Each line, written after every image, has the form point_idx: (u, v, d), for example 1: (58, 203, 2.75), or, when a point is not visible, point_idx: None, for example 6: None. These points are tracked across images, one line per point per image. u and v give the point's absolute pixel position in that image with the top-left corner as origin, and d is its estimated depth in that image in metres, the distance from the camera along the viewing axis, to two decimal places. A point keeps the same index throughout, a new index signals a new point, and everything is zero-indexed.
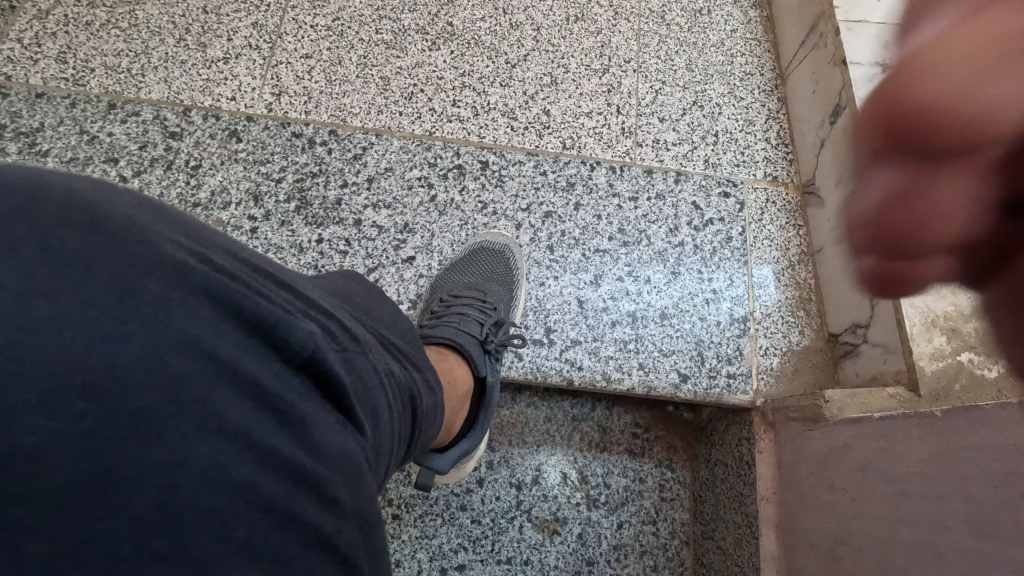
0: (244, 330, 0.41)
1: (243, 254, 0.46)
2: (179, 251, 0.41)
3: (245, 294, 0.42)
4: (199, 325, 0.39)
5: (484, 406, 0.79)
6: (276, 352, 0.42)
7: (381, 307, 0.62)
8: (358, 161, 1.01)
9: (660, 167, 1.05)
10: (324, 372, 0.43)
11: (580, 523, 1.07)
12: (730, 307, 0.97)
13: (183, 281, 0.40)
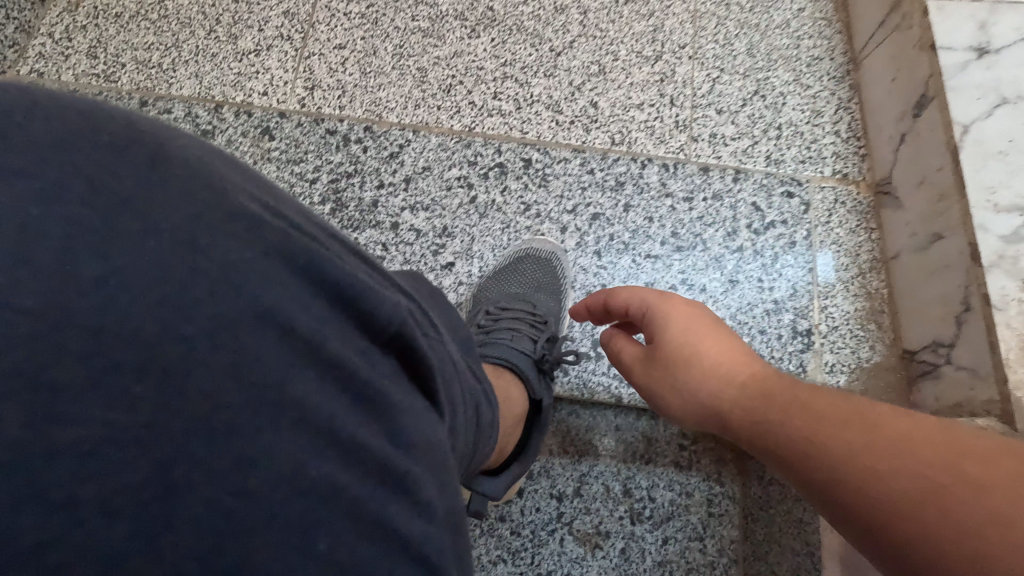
0: (325, 304, 0.35)
1: (314, 217, 0.41)
2: (252, 202, 0.36)
3: (326, 256, 0.36)
4: (279, 289, 0.33)
5: (536, 428, 0.74)
6: (360, 327, 0.36)
7: (438, 307, 0.58)
8: (395, 160, 0.95)
9: (717, 164, 0.97)
10: (412, 352, 0.39)
11: (623, 538, 1.01)
12: (793, 319, 0.90)
13: (260, 234, 0.34)
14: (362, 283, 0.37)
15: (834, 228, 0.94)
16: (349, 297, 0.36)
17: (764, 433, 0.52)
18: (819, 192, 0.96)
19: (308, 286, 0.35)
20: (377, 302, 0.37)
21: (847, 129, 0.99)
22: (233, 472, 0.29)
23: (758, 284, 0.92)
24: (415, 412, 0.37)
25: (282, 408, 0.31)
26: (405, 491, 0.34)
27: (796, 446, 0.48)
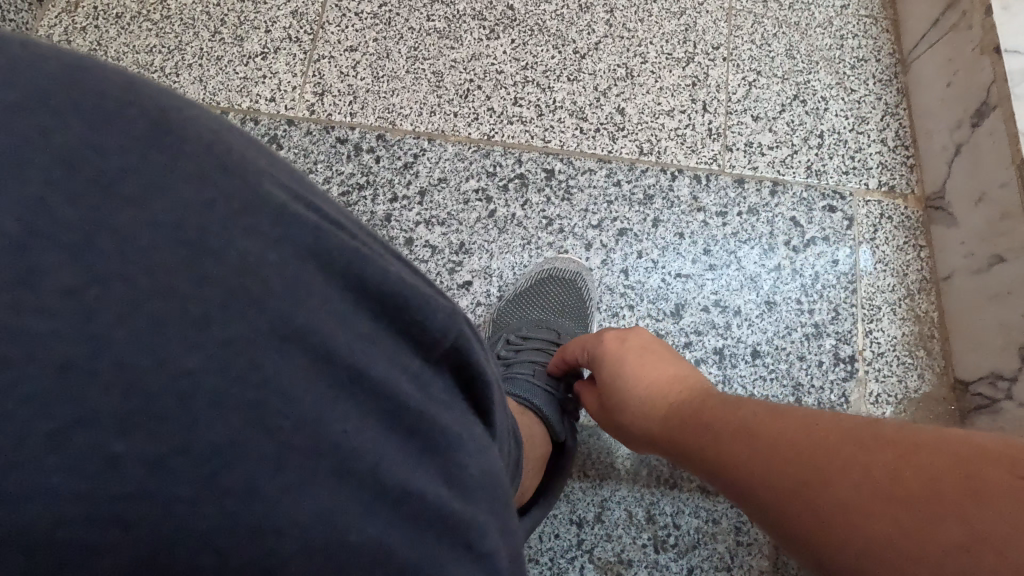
0: (375, 317, 0.31)
1: (352, 218, 0.37)
2: (281, 190, 0.31)
3: (372, 258, 0.32)
4: (320, 299, 0.29)
5: (559, 472, 0.70)
6: (412, 340, 0.32)
7: None
8: (409, 171, 0.90)
9: (753, 176, 0.91)
10: (467, 365, 0.35)
11: (646, 567, 0.96)
12: (835, 345, 0.84)
13: (295, 226, 0.30)
14: (415, 288, 0.33)
15: (879, 245, 0.88)
16: (400, 305, 0.32)
17: (722, 477, 0.50)
18: (863, 207, 0.90)
19: (353, 294, 0.30)
20: (431, 310, 0.33)
21: (894, 137, 0.92)
22: (265, 538, 0.24)
23: (797, 307, 0.85)
24: (474, 441, 0.33)
25: (325, 457, 0.26)
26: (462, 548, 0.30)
27: (755, 495, 0.46)
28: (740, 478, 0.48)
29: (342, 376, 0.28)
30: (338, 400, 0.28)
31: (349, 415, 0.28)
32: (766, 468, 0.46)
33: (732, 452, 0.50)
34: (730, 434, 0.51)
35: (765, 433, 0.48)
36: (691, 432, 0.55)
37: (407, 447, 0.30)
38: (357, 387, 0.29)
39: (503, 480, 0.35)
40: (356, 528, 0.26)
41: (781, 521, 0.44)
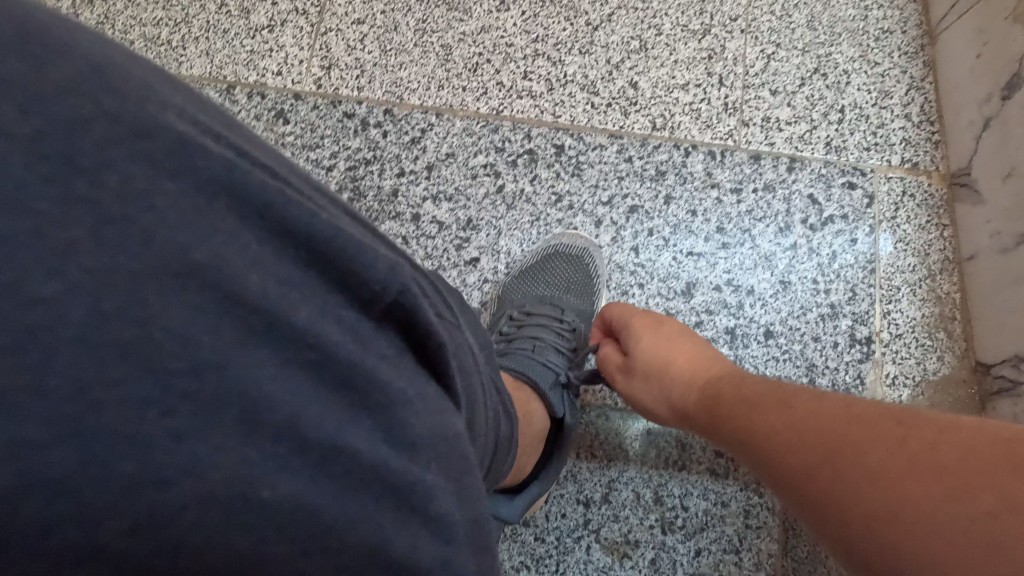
0: (303, 266, 0.29)
1: (296, 170, 0.35)
2: (181, 119, 0.29)
3: (300, 203, 0.29)
4: (231, 240, 0.27)
5: (557, 447, 0.71)
6: (349, 293, 0.30)
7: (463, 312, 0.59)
8: (417, 146, 0.89)
9: (770, 152, 0.88)
10: (418, 325, 0.32)
11: (653, 548, 0.95)
12: (850, 326, 0.82)
13: (202, 156, 0.27)
14: (352, 237, 0.30)
15: (900, 225, 0.85)
16: (333, 254, 0.29)
17: (745, 448, 0.51)
18: (885, 184, 0.86)
19: (275, 239, 0.28)
20: (371, 261, 0.30)
21: (918, 112, 0.89)
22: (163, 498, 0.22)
23: (813, 287, 0.83)
24: (423, 400, 0.31)
25: (236, 412, 0.24)
26: (398, 511, 0.28)
27: (774, 466, 0.47)
28: (762, 450, 0.49)
29: (260, 326, 0.26)
30: (254, 351, 0.26)
31: (269, 367, 0.26)
32: (794, 440, 0.46)
33: (760, 425, 0.50)
34: (761, 410, 0.51)
35: (799, 410, 0.48)
36: (720, 409, 0.56)
37: (340, 404, 0.28)
38: (279, 338, 0.27)
39: (461, 445, 0.33)
40: (273, 491, 0.25)
41: (799, 493, 0.44)
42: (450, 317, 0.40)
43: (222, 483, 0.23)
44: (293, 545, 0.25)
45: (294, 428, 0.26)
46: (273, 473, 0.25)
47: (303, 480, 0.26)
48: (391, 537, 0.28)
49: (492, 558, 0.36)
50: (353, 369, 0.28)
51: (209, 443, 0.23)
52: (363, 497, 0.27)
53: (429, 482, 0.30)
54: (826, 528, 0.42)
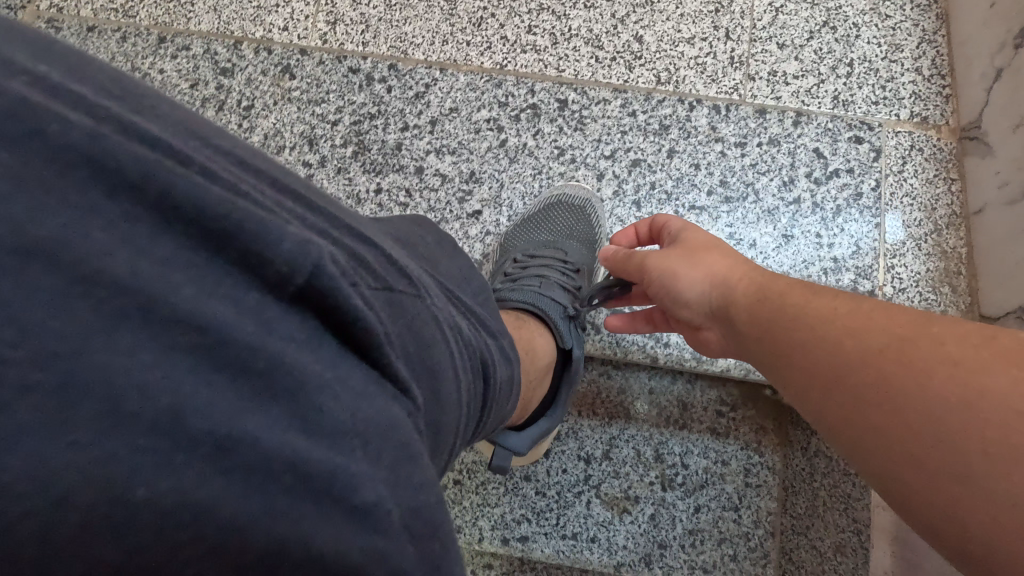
0: (192, 244, 0.29)
1: (212, 141, 0.35)
2: (31, 85, 0.28)
3: (186, 175, 0.30)
4: (94, 214, 0.27)
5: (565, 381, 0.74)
6: (251, 273, 0.30)
7: (450, 258, 0.60)
8: (420, 100, 0.89)
9: (776, 107, 0.87)
10: (337, 307, 0.32)
11: (652, 504, 0.90)
12: (853, 280, 0.81)
13: (54, 121, 0.27)
14: (250, 211, 0.30)
15: (907, 179, 0.84)
16: (227, 232, 0.29)
17: (789, 340, 0.51)
18: (893, 138, 0.85)
19: (153, 216, 0.28)
20: (275, 239, 0.30)
21: (930, 65, 0.87)
22: (0, 507, 0.22)
23: (816, 241, 0.83)
24: (342, 384, 0.31)
25: (98, 404, 0.24)
26: (319, 494, 0.28)
27: (827, 357, 0.48)
28: (809, 349, 0.49)
29: (132, 308, 0.26)
30: (123, 339, 0.26)
31: (144, 354, 0.26)
32: (857, 334, 0.47)
33: (816, 318, 0.51)
34: (817, 305, 0.52)
35: (861, 309, 0.49)
36: (764, 305, 0.55)
37: (237, 391, 0.27)
38: (158, 322, 0.27)
39: (394, 429, 0.32)
40: (151, 489, 0.24)
41: (855, 382, 0.45)
42: (406, 290, 0.40)
43: (80, 485, 0.23)
44: (178, 548, 0.25)
45: (179, 420, 0.25)
46: (151, 472, 0.24)
47: (192, 477, 0.25)
48: (309, 532, 0.27)
49: (442, 549, 0.35)
50: (253, 353, 0.28)
51: (60, 441, 0.23)
52: (303, 448, 0.28)
53: (351, 472, 0.29)
54: (882, 414, 0.43)
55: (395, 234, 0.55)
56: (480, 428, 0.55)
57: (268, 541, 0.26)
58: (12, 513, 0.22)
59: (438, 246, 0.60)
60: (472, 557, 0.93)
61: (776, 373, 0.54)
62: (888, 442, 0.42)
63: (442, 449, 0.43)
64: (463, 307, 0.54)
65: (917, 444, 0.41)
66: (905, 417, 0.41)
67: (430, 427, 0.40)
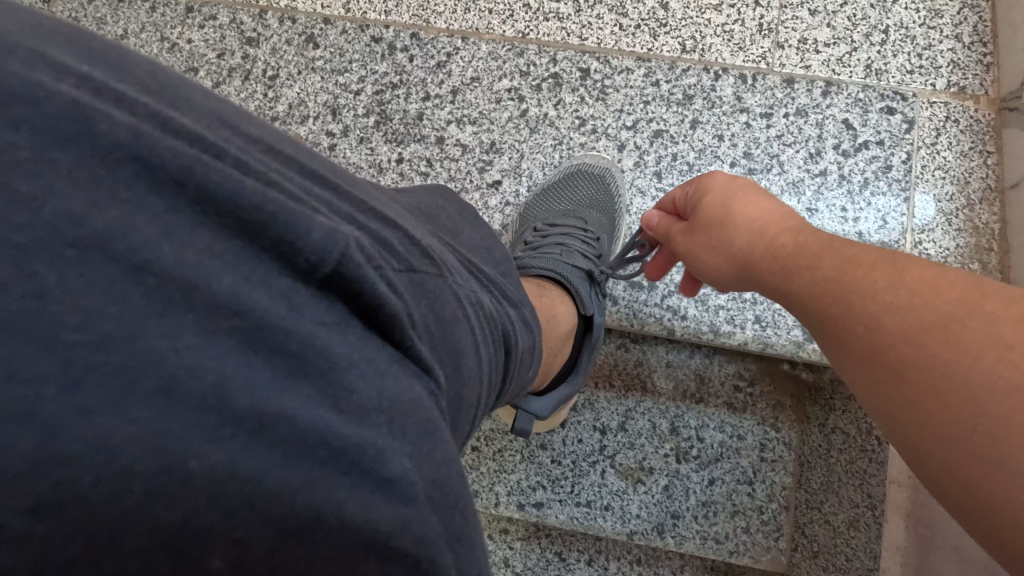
0: (228, 234, 0.30)
1: (243, 129, 0.37)
2: (80, 87, 0.30)
3: (219, 168, 0.31)
4: (141, 207, 0.28)
5: (586, 346, 0.76)
6: (283, 261, 0.31)
7: (473, 230, 0.61)
8: (442, 70, 0.89)
9: (804, 75, 0.85)
10: (361, 293, 0.33)
11: (667, 475, 0.91)
12: None
13: (101, 120, 0.29)
14: (280, 200, 0.31)
15: (939, 152, 0.81)
16: (260, 221, 0.30)
17: (824, 315, 0.47)
18: (927, 109, 0.82)
19: (194, 208, 0.29)
20: (305, 228, 0.31)
21: (970, 32, 0.83)
22: (74, 475, 0.23)
23: (842, 214, 0.81)
24: (368, 364, 0.32)
25: (155, 383, 0.25)
26: (348, 461, 0.29)
27: (868, 338, 0.43)
28: (856, 305, 0.44)
29: (177, 295, 0.27)
30: (173, 322, 0.27)
31: (188, 337, 0.27)
32: (901, 311, 0.42)
33: (852, 288, 0.45)
34: (851, 276, 0.46)
35: (897, 280, 0.43)
36: (798, 271, 0.50)
37: (273, 371, 0.29)
38: (199, 307, 0.28)
39: (418, 407, 0.34)
40: (200, 462, 0.25)
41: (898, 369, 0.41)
42: (427, 268, 0.41)
43: (142, 455, 0.24)
44: (229, 516, 0.25)
45: (223, 398, 0.27)
46: (197, 447, 0.25)
47: (238, 451, 0.26)
48: (343, 502, 0.28)
49: (462, 520, 0.36)
50: (286, 336, 0.29)
51: (126, 416, 0.24)
52: (332, 416, 0.29)
53: (380, 446, 0.30)
54: (925, 406, 0.39)
55: (419, 206, 0.55)
56: (502, 397, 0.56)
57: (307, 511, 0.27)
58: (83, 480, 0.23)
59: (461, 218, 0.61)
60: (490, 522, 0.97)
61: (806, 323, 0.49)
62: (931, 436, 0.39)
63: (463, 425, 0.44)
64: (488, 278, 0.55)
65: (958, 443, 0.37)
66: (957, 388, 0.38)
67: (450, 404, 0.41)
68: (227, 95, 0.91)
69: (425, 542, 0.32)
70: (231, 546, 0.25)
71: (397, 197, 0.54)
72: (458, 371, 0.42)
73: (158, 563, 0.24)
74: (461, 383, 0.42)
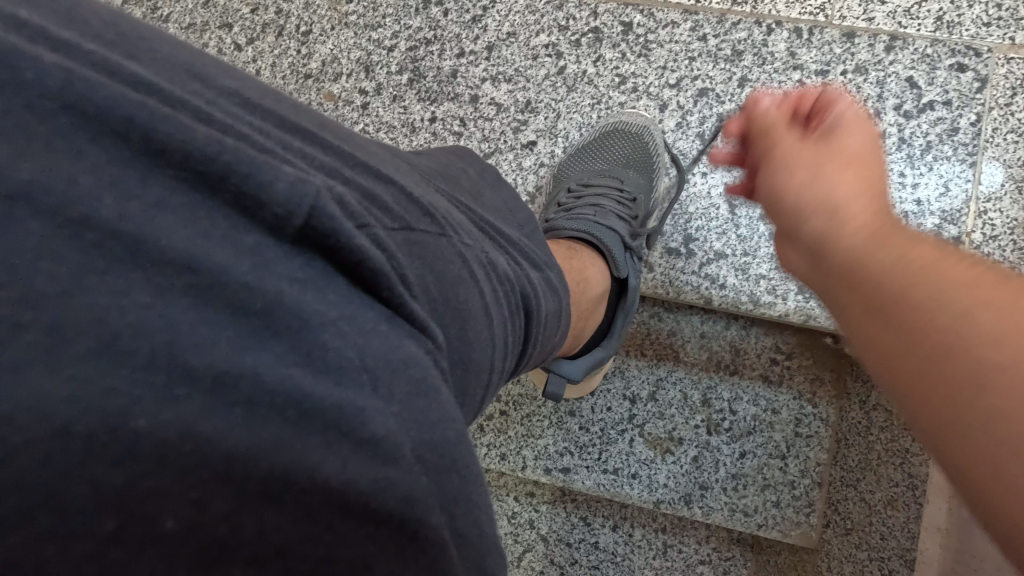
0: (185, 189, 0.29)
1: (216, 81, 0.36)
2: (16, 32, 0.30)
3: (175, 121, 0.30)
4: (82, 161, 0.28)
5: (620, 312, 0.74)
6: (252, 216, 0.30)
7: (495, 190, 0.59)
8: (477, 25, 0.86)
9: (867, 30, 0.78)
10: (341, 248, 0.32)
11: (696, 447, 0.90)
12: (937, 225, 0.75)
13: (32, 69, 0.28)
14: (240, 152, 0.31)
15: (1015, 113, 0.74)
16: (218, 174, 0.30)
17: (869, 261, 0.39)
18: (1004, 65, 0.75)
19: (142, 161, 0.29)
20: (269, 180, 0.31)
21: None
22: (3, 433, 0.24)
23: (898, 180, 0.77)
24: (348, 321, 0.31)
25: (97, 342, 0.26)
26: (315, 423, 0.28)
27: (939, 310, 0.34)
28: (892, 262, 0.38)
29: (123, 254, 0.27)
30: (117, 281, 0.27)
31: (138, 296, 0.27)
32: (942, 279, 0.35)
33: (894, 251, 0.39)
34: (909, 241, 0.39)
35: (965, 261, 0.37)
36: (858, 221, 0.42)
37: (238, 329, 0.28)
38: (153, 266, 0.28)
39: (408, 365, 0.32)
40: (151, 420, 0.25)
41: (940, 338, 0.33)
42: (426, 228, 0.40)
43: (79, 415, 0.24)
44: (181, 473, 0.25)
45: (173, 357, 0.26)
46: (146, 405, 0.25)
47: (195, 410, 0.26)
48: (314, 460, 0.28)
49: (460, 481, 0.35)
50: (251, 293, 0.29)
51: (61, 375, 0.25)
52: (298, 371, 0.29)
53: (358, 405, 0.29)
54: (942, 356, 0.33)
55: (436, 166, 0.54)
56: (526, 361, 0.54)
57: (269, 470, 0.27)
58: (13, 440, 0.24)
59: (481, 178, 0.59)
60: (516, 485, 0.98)
61: (846, 254, 0.41)
62: (932, 396, 0.33)
63: (474, 390, 0.42)
64: (506, 239, 0.53)
65: (975, 410, 0.31)
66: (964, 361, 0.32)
67: (454, 366, 0.39)
68: (262, 52, 0.90)
69: (411, 503, 0.31)
70: (188, 504, 0.25)
71: (412, 159, 0.53)
72: (464, 331, 0.40)
73: (106, 521, 0.24)
74: (468, 344, 0.40)
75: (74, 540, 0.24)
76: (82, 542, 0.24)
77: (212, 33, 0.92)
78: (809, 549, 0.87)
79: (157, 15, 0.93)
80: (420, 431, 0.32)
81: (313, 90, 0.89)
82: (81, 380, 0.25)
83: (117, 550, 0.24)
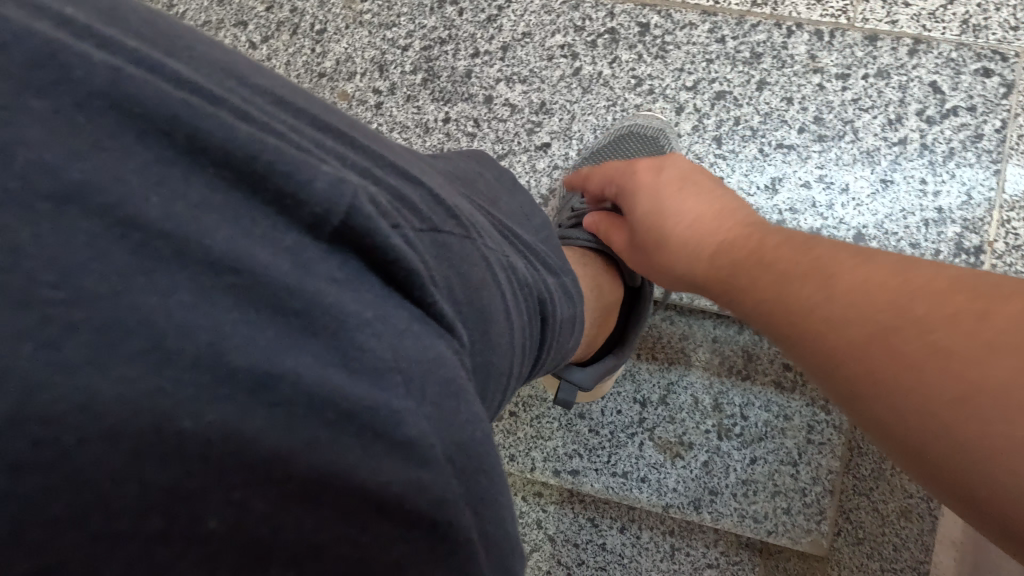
0: (225, 187, 0.29)
1: (249, 79, 0.36)
2: (58, 28, 0.29)
3: (216, 118, 0.30)
4: (127, 157, 0.28)
5: (635, 319, 0.73)
6: (290, 215, 0.30)
7: (512, 194, 0.59)
8: (493, 25, 0.85)
9: (889, 32, 0.77)
10: (376, 248, 0.32)
11: (707, 451, 0.89)
12: (959, 233, 0.73)
13: (77, 66, 0.28)
14: (279, 150, 0.31)
15: None
16: (258, 173, 0.30)
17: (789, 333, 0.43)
18: None
19: (185, 158, 0.29)
20: (307, 179, 0.30)
21: None
22: (55, 434, 0.23)
23: (920, 187, 0.75)
24: (383, 322, 0.31)
25: (144, 342, 0.25)
26: (351, 425, 0.28)
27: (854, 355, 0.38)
28: (808, 325, 0.41)
29: (167, 252, 0.27)
30: (162, 280, 0.26)
31: (182, 295, 0.26)
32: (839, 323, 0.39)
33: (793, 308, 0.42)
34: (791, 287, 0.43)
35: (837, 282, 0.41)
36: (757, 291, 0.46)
37: (277, 330, 0.28)
38: (195, 264, 0.27)
39: (442, 365, 0.32)
40: (195, 420, 0.25)
41: (915, 373, 0.35)
42: (453, 229, 0.40)
43: (128, 415, 0.24)
44: (225, 473, 0.25)
45: (216, 357, 0.26)
46: (191, 406, 0.25)
47: (236, 410, 0.26)
48: (349, 462, 0.28)
49: (489, 482, 0.34)
50: (290, 294, 0.29)
51: (111, 375, 0.24)
52: (335, 372, 0.28)
53: (393, 407, 0.29)
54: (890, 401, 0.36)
55: (455, 168, 0.54)
56: (541, 365, 0.54)
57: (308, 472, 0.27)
58: (65, 442, 0.23)
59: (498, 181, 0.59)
60: (524, 485, 0.97)
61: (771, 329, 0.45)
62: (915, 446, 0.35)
63: (496, 392, 0.42)
64: (524, 244, 0.53)
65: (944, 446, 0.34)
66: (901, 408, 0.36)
67: (479, 369, 0.39)
68: (276, 50, 0.90)
69: (443, 505, 0.31)
70: (228, 505, 0.25)
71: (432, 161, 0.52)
72: (488, 336, 0.40)
73: (153, 521, 0.24)
74: (491, 349, 0.40)
75: (124, 539, 0.24)
76: (129, 541, 0.24)
77: (227, 31, 0.92)
78: (819, 558, 0.86)
79: (172, 12, 0.93)
80: (451, 434, 0.32)
81: (326, 89, 0.89)
82: (129, 380, 0.25)
83: (163, 550, 0.24)
